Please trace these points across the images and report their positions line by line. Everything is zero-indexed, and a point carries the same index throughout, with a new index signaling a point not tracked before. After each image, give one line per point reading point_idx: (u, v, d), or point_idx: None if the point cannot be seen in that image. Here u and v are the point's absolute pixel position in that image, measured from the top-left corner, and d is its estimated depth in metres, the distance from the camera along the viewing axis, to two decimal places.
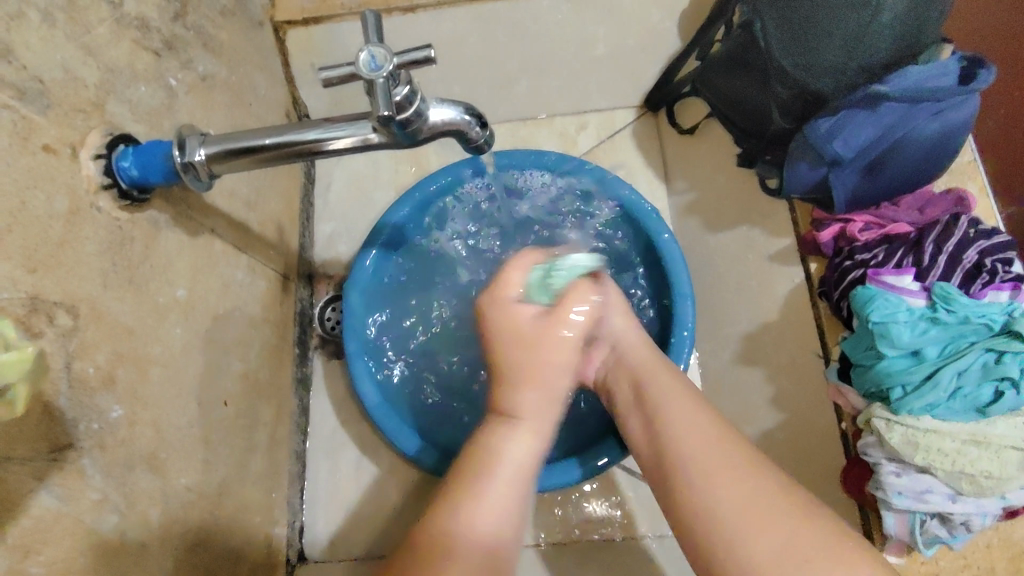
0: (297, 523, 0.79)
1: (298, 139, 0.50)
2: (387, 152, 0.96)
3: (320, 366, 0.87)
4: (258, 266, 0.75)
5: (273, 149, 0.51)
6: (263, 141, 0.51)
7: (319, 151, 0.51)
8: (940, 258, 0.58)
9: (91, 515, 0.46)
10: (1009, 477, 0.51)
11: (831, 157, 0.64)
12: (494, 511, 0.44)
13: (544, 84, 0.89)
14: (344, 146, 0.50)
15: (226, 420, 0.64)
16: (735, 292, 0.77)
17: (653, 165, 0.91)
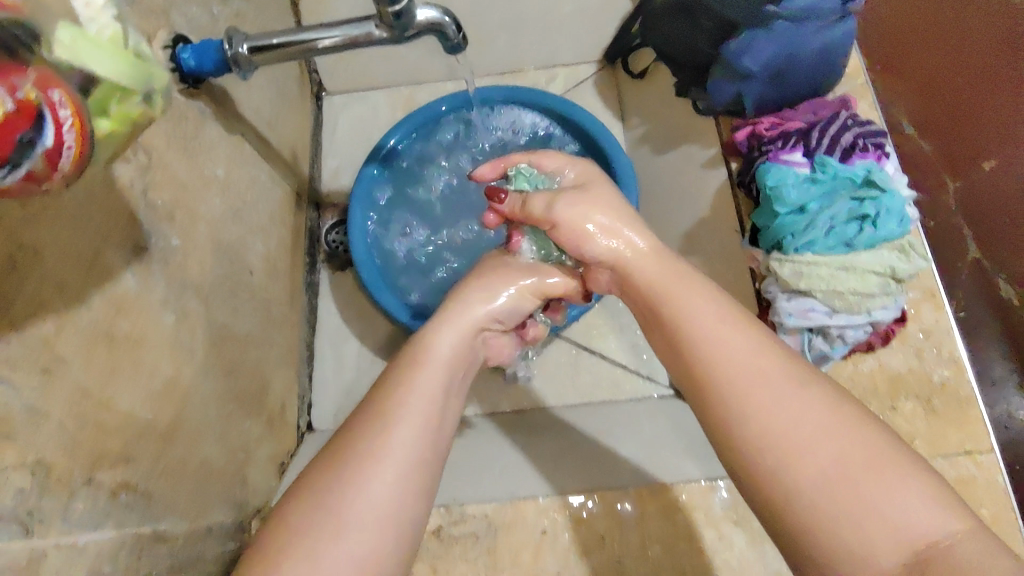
0: (306, 399, 0.93)
1: (299, 38, 0.66)
2: (385, 101, 1.14)
3: (327, 276, 1.02)
4: (277, 177, 0.90)
5: (284, 47, 0.67)
6: (273, 40, 0.67)
7: (313, 49, 0.67)
8: (823, 140, 0.73)
9: (158, 309, 0.60)
10: (871, 295, 0.66)
11: (742, 71, 0.78)
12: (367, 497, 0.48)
13: (518, 41, 1.07)
14: (336, 43, 0.66)
15: (253, 285, 0.79)
16: (674, 198, 0.93)
17: (610, 107, 1.09)
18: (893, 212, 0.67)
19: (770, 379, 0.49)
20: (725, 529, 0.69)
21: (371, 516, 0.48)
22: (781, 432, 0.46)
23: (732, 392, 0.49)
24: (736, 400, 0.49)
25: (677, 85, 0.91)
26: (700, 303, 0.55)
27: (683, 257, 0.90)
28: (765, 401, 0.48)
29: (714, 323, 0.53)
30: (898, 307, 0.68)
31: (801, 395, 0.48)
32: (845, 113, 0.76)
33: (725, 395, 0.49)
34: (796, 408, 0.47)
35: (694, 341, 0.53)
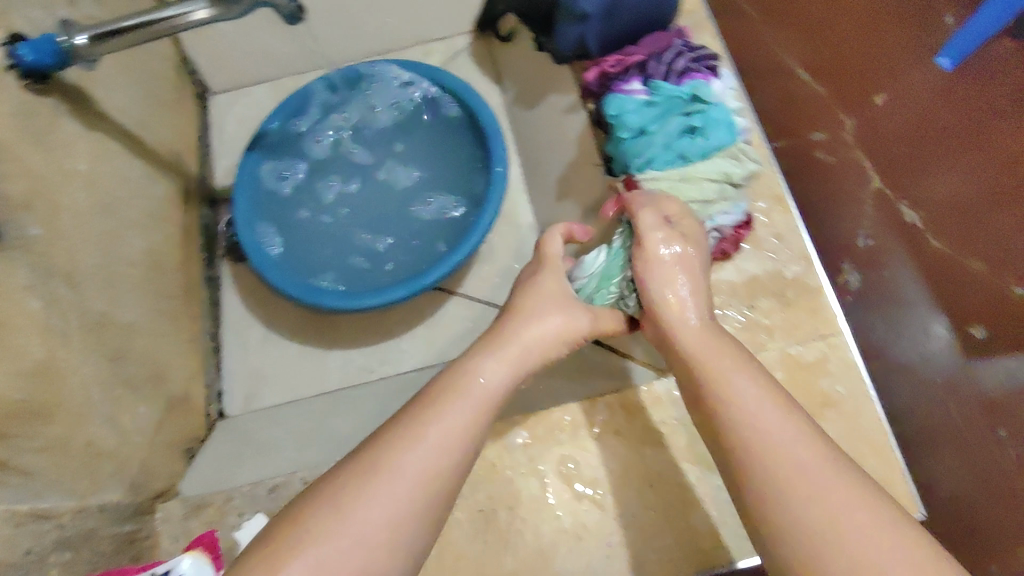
0: (215, 389, 0.95)
1: (166, 16, 0.69)
2: (270, 95, 1.16)
3: (227, 270, 1.02)
4: (155, 174, 0.92)
5: (145, 28, 0.70)
6: (130, 22, 0.69)
7: (187, 23, 0.70)
8: (658, 67, 0.78)
9: (21, 294, 0.61)
10: (710, 202, 0.71)
11: (580, 14, 0.82)
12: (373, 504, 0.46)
13: (389, 22, 1.11)
14: (205, 18, 0.69)
15: (133, 277, 0.81)
16: (548, 147, 0.98)
17: (487, 74, 1.13)
18: (721, 123, 0.72)
19: (811, 471, 0.46)
20: (604, 440, 0.72)
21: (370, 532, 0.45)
22: (815, 523, 0.44)
23: (774, 478, 0.47)
24: (776, 489, 0.46)
25: (534, 38, 0.96)
26: (743, 381, 0.54)
27: (561, 201, 0.94)
28: (808, 492, 0.45)
29: (766, 404, 0.51)
30: (742, 213, 0.73)
31: (836, 483, 0.46)
32: (679, 41, 0.81)
33: (760, 471, 0.48)
34: (833, 505, 0.44)
35: (735, 421, 0.51)
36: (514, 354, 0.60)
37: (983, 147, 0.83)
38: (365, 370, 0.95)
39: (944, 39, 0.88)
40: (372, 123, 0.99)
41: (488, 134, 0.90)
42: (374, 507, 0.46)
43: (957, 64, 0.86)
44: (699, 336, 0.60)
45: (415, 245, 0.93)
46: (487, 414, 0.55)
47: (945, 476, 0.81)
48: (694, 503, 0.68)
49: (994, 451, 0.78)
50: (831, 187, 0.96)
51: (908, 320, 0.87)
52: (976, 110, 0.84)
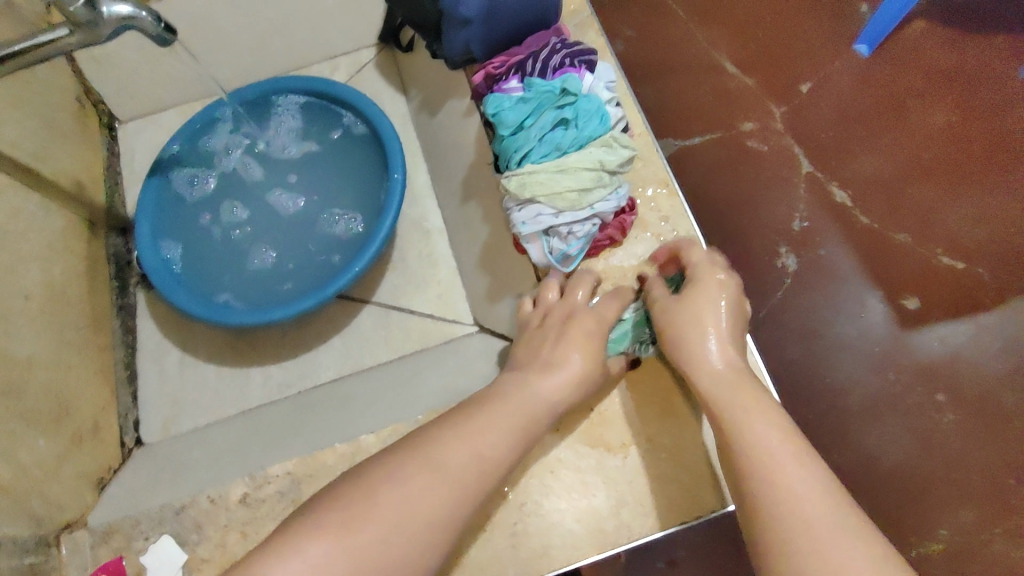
0: (132, 417, 0.94)
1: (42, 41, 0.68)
2: (180, 120, 1.16)
3: (143, 297, 1.03)
4: (55, 207, 0.91)
5: (28, 52, 0.68)
6: (16, 48, 0.67)
7: (62, 46, 0.68)
8: (534, 65, 0.80)
9: None
10: (586, 189, 0.73)
11: (461, 19, 0.84)
12: (397, 513, 0.50)
13: (293, 40, 1.13)
14: (77, 41, 0.68)
15: (28, 310, 0.80)
16: (450, 152, 0.99)
17: (393, 85, 1.15)
18: (590, 112, 0.75)
19: (813, 518, 0.50)
20: None
21: (413, 507, 0.51)
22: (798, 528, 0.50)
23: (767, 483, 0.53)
24: (768, 496, 0.52)
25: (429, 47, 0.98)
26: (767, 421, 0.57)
27: (465, 203, 0.95)
28: (822, 549, 0.48)
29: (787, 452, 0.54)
30: (620, 198, 0.75)
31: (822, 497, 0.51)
32: (556, 40, 0.83)
33: (759, 475, 0.53)
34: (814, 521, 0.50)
35: (757, 468, 0.54)
36: (560, 385, 0.64)
37: (902, 124, 0.95)
38: (284, 386, 0.95)
39: (859, 31, 1.01)
40: (285, 139, 1.00)
41: (383, 140, 0.91)
42: (427, 493, 0.52)
43: (872, 50, 1.00)
44: (722, 380, 0.62)
45: (317, 267, 0.93)
46: (519, 439, 0.60)
47: (894, 445, 0.82)
48: (596, 484, 0.69)
49: (931, 416, 0.82)
50: (763, 173, 0.97)
51: (853, 299, 0.89)
52: (895, 91, 0.97)
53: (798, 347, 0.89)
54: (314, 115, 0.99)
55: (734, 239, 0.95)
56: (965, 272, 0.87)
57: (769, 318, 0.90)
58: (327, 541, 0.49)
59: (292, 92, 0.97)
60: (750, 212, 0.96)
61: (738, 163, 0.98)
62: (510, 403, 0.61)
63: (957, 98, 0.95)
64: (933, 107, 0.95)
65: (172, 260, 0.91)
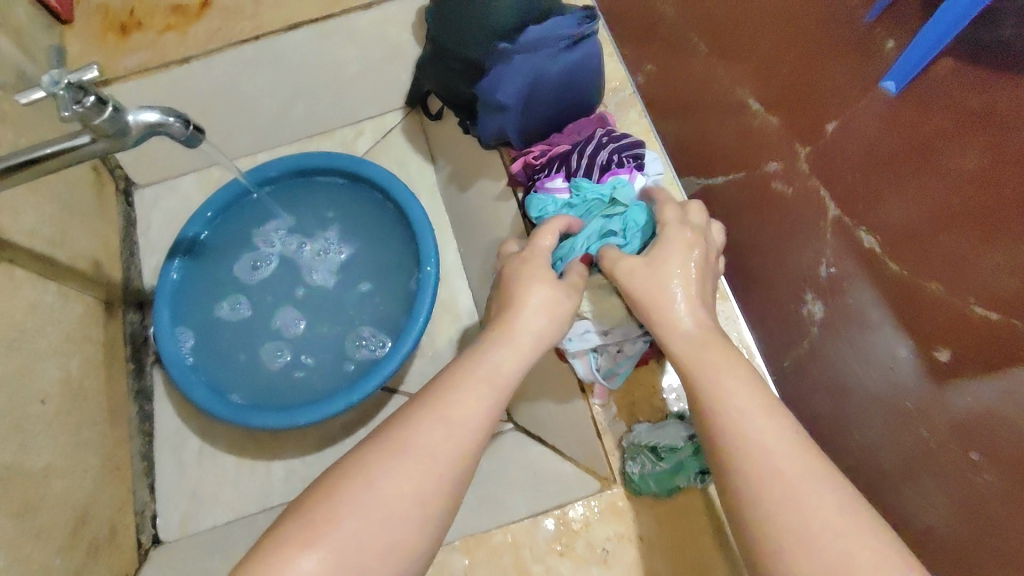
0: (150, 513, 0.89)
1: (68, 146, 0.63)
2: (198, 186, 1.11)
3: (161, 377, 0.98)
4: (72, 293, 0.87)
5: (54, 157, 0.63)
6: (45, 151, 0.63)
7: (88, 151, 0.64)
8: (580, 161, 0.76)
9: None
10: None
11: (497, 105, 0.80)
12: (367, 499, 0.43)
13: (315, 105, 1.09)
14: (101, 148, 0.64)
15: (45, 415, 0.75)
16: (483, 232, 0.94)
17: (421, 151, 1.10)
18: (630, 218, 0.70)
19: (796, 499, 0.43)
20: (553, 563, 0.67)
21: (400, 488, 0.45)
22: (796, 536, 0.42)
23: (741, 461, 0.46)
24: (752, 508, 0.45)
25: (460, 121, 0.93)
26: (741, 386, 0.49)
27: None
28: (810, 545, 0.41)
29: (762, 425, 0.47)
30: None
31: (803, 470, 0.44)
32: (601, 130, 0.79)
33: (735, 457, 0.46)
34: (804, 495, 0.43)
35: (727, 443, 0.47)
36: (523, 339, 0.56)
37: (927, 171, 0.69)
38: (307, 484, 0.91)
39: (884, 65, 0.76)
40: (313, 223, 0.97)
41: (415, 226, 0.87)
42: (412, 484, 0.44)
43: (902, 87, 0.74)
44: (693, 340, 0.55)
45: (340, 367, 0.89)
46: (495, 398, 0.51)
47: (930, 507, 0.65)
48: None
49: (969, 477, 0.61)
50: (789, 223, 0.84)
51: (876, 348, 0.72)
52: (922, 133, 0.71)
53: (829, 400, 0.76)
54: (343, 199, 0.96)
55: (761, 285, 0.85)
56: (1007, 331, 0.60)
57: (797, 368, 0.80)
58: (318, 548, 0.41)
59: (322, 171, 0.94)
60: (778, 258, 0.85)
61: (767, 209, 0.87)
62: (474, 365, 0.52)
63: (1010, 132, 0.63)
64: (967, 145, 0.66)
65: (185, 348, 0.87)
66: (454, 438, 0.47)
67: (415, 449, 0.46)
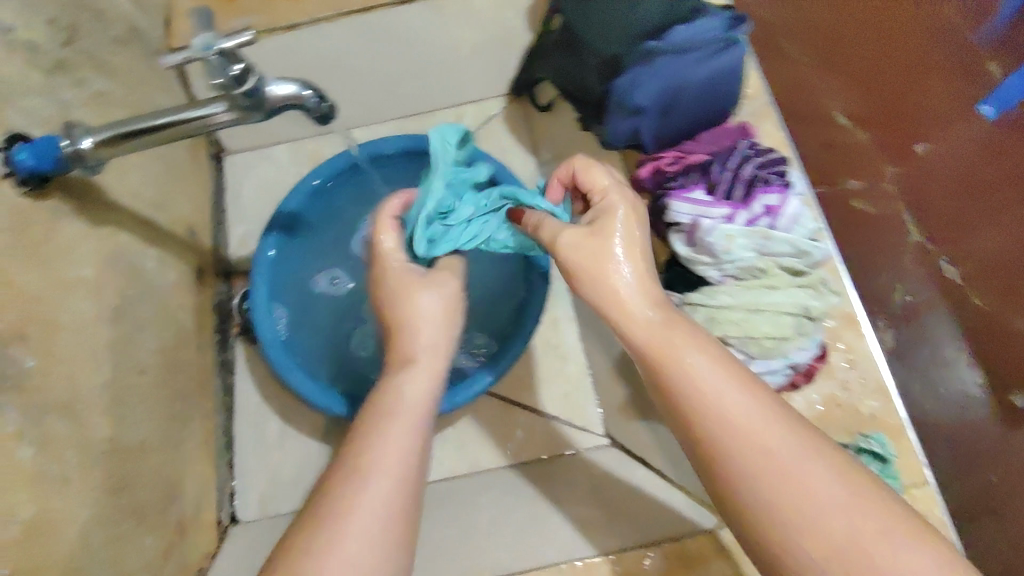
0: (228, 491, 0.87)
1: (189, 117, 0.60)
2: (290, 156, 1.08)
3: (242, 351, 0.96)
4: (169, 259, 0.84)
5: (172, 126, 0.60)
6: (157, 121, 0.60)
7: (211, 125, 0.60)
8: (725, 173, 0.70)
9: (9, 444, 0.54)
10: (787, 337, 0.64)
11: (633, 107, 0.75)
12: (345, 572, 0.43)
13: (420, 83, 1.05)
14: (227, 121, 0.60)
15: (142, 386, 0.73)
16: None
17: (522, 142, 1.06)
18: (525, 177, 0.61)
19: (805, 486, 0.42)
20: None
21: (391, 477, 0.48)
22: (795, 515, 0.42)
23: (727, 454, 0.44)
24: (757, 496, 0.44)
25: (580, 118, 0.87)
26: (714, 364, 0.46)
27: None
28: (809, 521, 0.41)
29: (750, 423, 0.44)
30: (816, 345, 0.66)
31: (771, 426, 0.44)
32: (745, 143, 0.74)
33: (722, 448, 0.44)
34: (801, 481, 0.42)
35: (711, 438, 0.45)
36: (424, 360, 0.56)
37: None
38: None
39: None
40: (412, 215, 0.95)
41: None
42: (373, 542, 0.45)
43: None
44: (655, 325, 0.49)
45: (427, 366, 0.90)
46: (424, 428, 0.51)
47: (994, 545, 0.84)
48: None
49: None
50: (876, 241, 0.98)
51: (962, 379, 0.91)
52: None
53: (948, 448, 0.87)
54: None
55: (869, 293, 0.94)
56: None
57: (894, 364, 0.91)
58: None
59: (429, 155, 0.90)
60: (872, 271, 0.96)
61: (850, 223, 0.99)
62: (394, 401, 0.52)
63: None
64: None
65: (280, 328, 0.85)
66: (394, 475, 0.48)
67: (364, 497, 0.46)
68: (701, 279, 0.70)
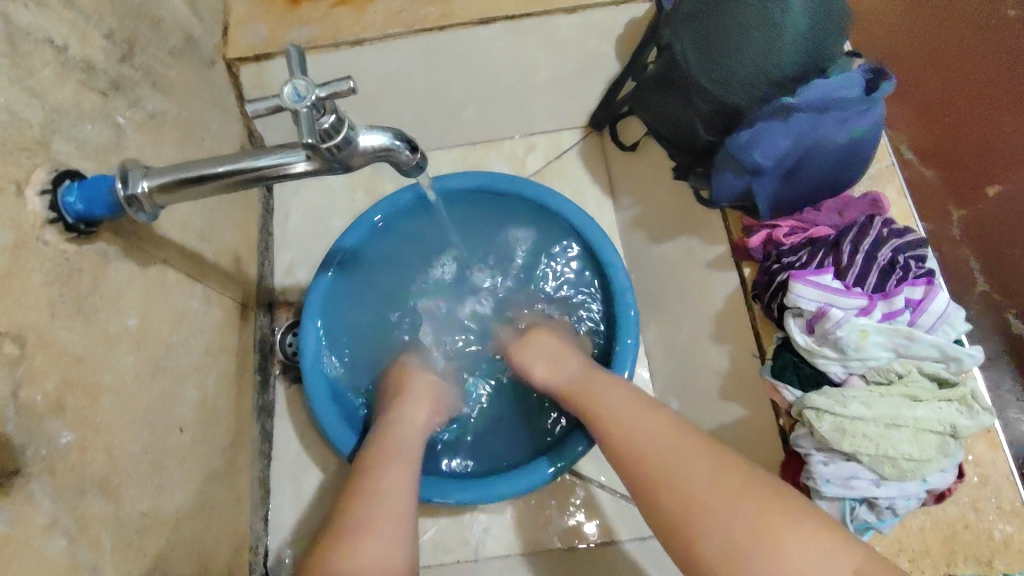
0: (261, 550, 0.80)
1: (252, 166, 0.52)
2: (344, 178, 1.00)
3: (283, 391, 0.88)
4: (216, 295, 0.77)
5: (230, 176, 0.52)
6: (214, 169, 0.52)
7: (279, 176, 0.52)
8: (857, 256, 0.62)
9: (40, 538, 0.46)
10: (927, 459, 0.56)
11: (752, 166, 0.67)
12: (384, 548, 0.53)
13: (489, 111, 0.96)
14: (298, 172, 0.52)
15: (182, 446, 0.65)
16: (679, 298, 0.81)
17: (598, 181, 0.97)
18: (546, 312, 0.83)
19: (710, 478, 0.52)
20: None
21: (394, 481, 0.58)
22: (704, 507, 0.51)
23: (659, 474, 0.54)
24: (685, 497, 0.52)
25: (674, 164, 0.80)
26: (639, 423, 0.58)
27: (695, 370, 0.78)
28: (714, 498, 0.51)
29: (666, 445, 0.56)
30: (956, 467, 0.58)
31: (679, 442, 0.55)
32: (878, 219, 0.64)
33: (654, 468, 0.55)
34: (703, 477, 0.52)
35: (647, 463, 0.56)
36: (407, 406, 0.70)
37: None
38: (439, 550, 0.79)
39: None
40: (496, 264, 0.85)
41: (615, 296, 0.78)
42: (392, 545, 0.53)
43: None
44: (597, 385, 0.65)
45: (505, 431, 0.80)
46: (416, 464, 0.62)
47: None
48: None
49: None
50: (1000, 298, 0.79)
51: None
52: None
53: None
54: (533, 244, 0.85)
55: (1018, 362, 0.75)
56: None
57: None
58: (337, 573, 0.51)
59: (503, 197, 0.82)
60: None
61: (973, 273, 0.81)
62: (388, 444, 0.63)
63: None
64: None
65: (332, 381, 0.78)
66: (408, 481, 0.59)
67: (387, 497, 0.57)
68: (822, 374, 0.61)
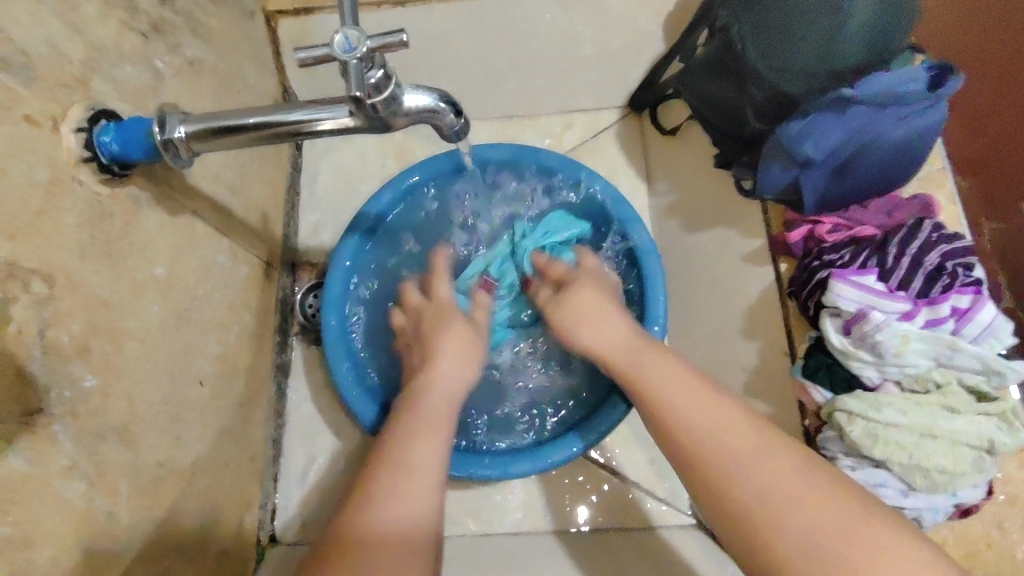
0: (270, 507, 0.80)
1: (285, 120, 0.50)
2: (375, 142, 0.98)
3: (300, 352, 0.88)
4: (241, 251, 0.76)
5: (265, 128, 0.51)
6: (249, 120, 0.51)
7: (307, 132, 0.50)
8: (904, 260, 0.60)
9: (59, 480, 0.46)
10: (960, 473, 0.54)
11: (802, 158, 0.65)
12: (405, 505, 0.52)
13: (530, 83, 0.91)
14: (330, 129, 0.50)
15: (200, 399, 0.65)
16: (710, 289, 0.79)
17: (635, 165, 0.90)
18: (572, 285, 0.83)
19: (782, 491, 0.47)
20: None
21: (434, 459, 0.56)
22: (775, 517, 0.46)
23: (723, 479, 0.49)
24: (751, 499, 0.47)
25: (718, 153, 0.79)
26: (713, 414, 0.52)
27: (721, 363, 0.76)
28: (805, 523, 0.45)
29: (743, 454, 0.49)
30: (988, 483, 0.56)
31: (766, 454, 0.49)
32: (927, 221, 0.62)
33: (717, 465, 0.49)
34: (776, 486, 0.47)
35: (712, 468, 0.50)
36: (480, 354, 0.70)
37: None
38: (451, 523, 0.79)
39: None
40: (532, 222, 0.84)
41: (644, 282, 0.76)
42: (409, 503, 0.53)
43: None
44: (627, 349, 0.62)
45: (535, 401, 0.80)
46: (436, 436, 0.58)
47: None
48: None
49: None
50: None
51: None
52: None
53: None
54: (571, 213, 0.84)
55: None
56: None
57: None
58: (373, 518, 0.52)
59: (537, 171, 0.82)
60: None
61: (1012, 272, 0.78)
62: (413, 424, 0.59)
63: None
64: None
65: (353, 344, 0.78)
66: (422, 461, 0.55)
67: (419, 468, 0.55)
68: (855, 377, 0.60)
